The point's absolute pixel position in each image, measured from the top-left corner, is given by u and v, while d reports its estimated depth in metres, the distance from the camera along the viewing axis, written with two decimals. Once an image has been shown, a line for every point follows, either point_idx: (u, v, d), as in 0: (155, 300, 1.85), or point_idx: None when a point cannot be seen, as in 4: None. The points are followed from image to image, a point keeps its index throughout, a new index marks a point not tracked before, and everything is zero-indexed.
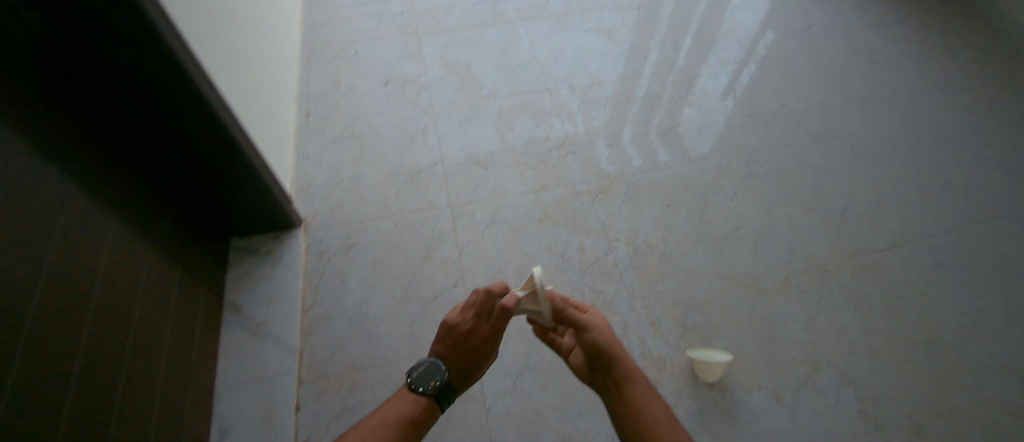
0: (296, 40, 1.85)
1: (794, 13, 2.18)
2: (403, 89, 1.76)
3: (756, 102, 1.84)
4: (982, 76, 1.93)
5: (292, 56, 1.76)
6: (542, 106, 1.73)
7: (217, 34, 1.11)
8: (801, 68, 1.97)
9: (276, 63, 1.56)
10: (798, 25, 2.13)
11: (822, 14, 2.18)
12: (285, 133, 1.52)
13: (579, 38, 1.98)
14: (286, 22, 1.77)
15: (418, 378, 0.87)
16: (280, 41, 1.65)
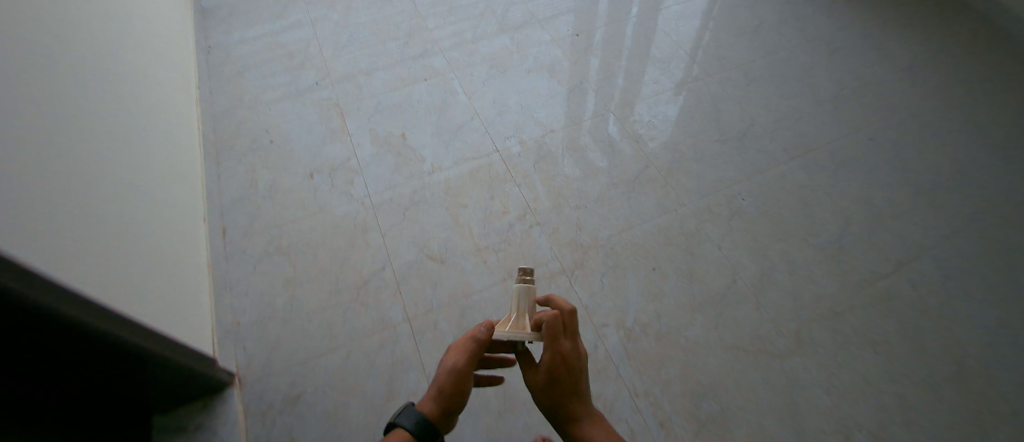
0: (192, 132, 1.54)
1: (740, 14, 2.05)
2: (333, 179, 1.50)
3: (721, 123, 1.69)
4: (936, 58, 1.88)
5: (188, 156, 1.44)
6: (494, 172, 1.52)
7: (78, 187, 0.81)
8: (760, 75, 1.84)
9: (163, 177, 1.25)
10: (745, 25, 2.01)
11: (768, 12, 2.06)
12: (189, 265, 1.22)
13: (521, 80, 1.77)
14: (174, 116, 1.45)
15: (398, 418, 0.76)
16: (172, 150, 1.34)
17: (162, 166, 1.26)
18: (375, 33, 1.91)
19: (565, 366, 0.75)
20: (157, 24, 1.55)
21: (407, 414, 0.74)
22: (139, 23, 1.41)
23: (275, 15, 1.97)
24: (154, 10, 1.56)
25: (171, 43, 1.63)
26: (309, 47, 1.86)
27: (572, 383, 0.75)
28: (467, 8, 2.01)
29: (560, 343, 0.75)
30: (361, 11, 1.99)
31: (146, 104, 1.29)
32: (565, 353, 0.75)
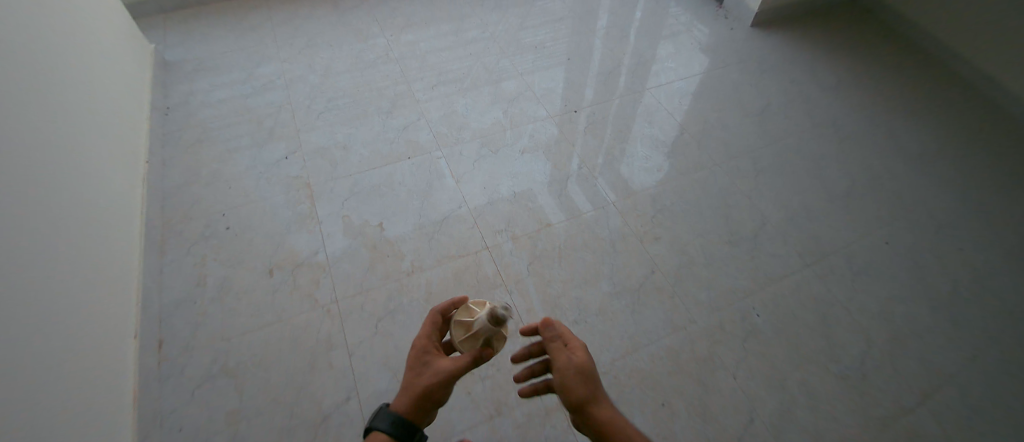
0: (131, 205, 1.27)
1: (741, 96, 2.00)
2: (296, 278, 1.28)
3: (731, 219, 1.56)
4: (944, 148, 1.81)
5: (119, 234, 1.17)
6: (482, 274, 1.34)
7: None
8: (768, 164, 1.75)
9: (68, 248, 0.95)
10: (749, 108, 1.95)
11: (770, 93, 2.02)
12: (96, 381, 0.93)
13: (513, 160, 1.63)
14: (102, 179, 1.18)
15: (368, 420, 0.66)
16: (105, 250, 1.09)
17: (67, 232, 0.97)
18: (356, 99, 1.76)
19: (575, 376, 0.69)
20: (92, 64, 1.29)
21: (382, 415, 0.65)
22: (57, 51, 1.14)
23: (246, 74, 1.80)
24: (90, 48, 1.31)
25: (117, 97, 1.38)
26: (281, 113, 1.68)
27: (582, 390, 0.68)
28: (457, 78, 1.90)
29: (560, 355, 0.71)
30: (342, 75, 1.84)
31: (52, 149, 1.00)
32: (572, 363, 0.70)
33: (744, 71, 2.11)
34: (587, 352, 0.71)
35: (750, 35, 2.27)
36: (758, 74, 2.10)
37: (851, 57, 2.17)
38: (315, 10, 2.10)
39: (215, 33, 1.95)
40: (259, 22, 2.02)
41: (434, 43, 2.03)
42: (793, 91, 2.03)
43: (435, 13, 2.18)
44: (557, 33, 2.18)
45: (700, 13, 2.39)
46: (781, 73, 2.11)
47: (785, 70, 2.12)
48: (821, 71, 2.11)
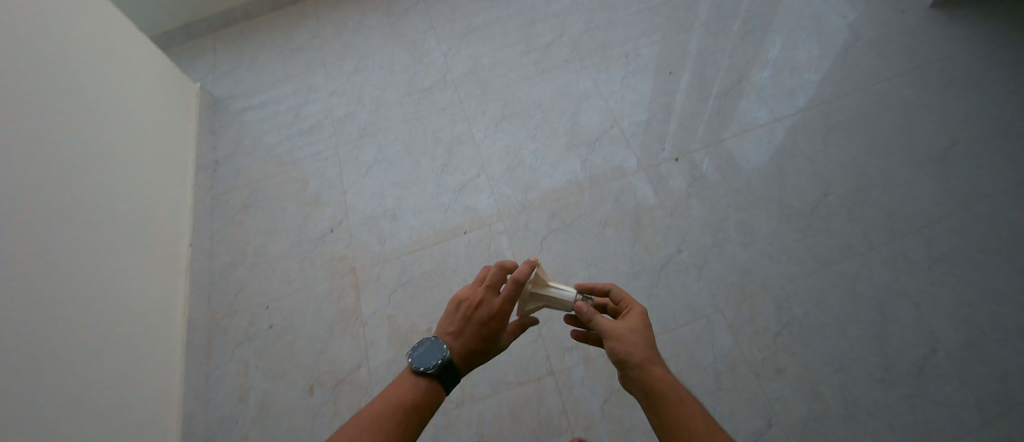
0: (169, 304, 1.21)
1: (928, 127, 1.38)
2: (336, 400, 1.12)
3: (888, 344, 1.16)
4: None
5: (151, 345, 1.10)
6: (545, 411, 1.10)
7: None
8: (955, 250, 1.23)
9: (110, 378, 0.97)
10: (937, 150, 1.35)
11: (975, 120, 1.38)
12: None
13: (591, 242, 1.29)
14: (126, 279, 1.10)
15: (418, 358, 0.68)
16: (155, 384, 1.08)
17: (75, 356, 0.90)
18: (407, 147, 1.50)
19: (625, 336, 0.68)
20: (97, 137, 1.15)
21: (441, 357, 0.68)
22: (33, 133, 0.97)
23: (293, 114, 1.63)
24: (99, 119, 1.17)
25: (150, 176, 1.30)
26: (326, 167, 1.49)
27: (627, 348, 0.65)
28: (524, 111, 1.51)
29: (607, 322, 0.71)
30: (392, 112, 1.58)
31: (22, 263, 0.86)
32: (614, 324, 0.68)
33: (925, 84, 1.45)
34: (636, 318, 0.71)
35: (936, 18, 1.55)
36: (945, 90, 1.43)
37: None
38: (365, 18, 1.83)
39: (265, 56, 1.80)
40: (307, 39, 1.82)
41: (498, 56, 1.64)
42: (1003, 118, 1.36)
43: (500, 9, 1.76)
44: (658, 32, 1.65)
45: None
46: (980, 84, 1.42)
47: (1010, 76, 1.42)
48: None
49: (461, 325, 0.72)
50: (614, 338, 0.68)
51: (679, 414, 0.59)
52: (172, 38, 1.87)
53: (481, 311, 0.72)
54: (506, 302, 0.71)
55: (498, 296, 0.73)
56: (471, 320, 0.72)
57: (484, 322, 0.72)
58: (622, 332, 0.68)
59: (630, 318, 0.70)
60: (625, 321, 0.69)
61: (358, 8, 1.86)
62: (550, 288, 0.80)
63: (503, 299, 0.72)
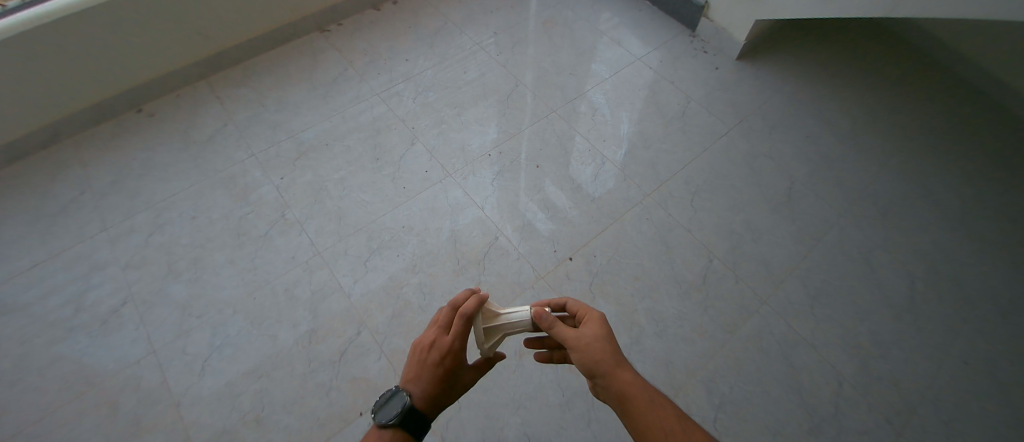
0: None
1: (762, 176, 1.59)
2: None
3: (811, 392, 1.19)
4: (993, 212, 1.52)
5: None
6: None
7: None
8: (822, 281, 1.37)
9: None
10: (777, 195, 1.54)
11: (789, 163, 1.63)
12: None
13: (510, 379, 1.12)
14: None
15: (380, 413, 0.62)
16: None
17: None
18: (254, 318, 1.16)
19: (591, 345, 0.63)
20: None
21: (404, 407, 0.63)
22: None
23: (67, 308, 1.15)
24: None
25: None
26: (142, 377, 1.08)
27: (593, 358, 0.61)
28: (395, 238, 1.31)
29: (568, 333, 0.66)
30: (222, 274, 1.21)
31: None
32: (577, 335, 0.64)
33: (750, 135, 1.69)
34: (600, 321, 0.66)
35: (737, 75, 1.88)
36: (769, 136, 1.69)
37: (851, 88, 1.83)
38: (152, 156, 1.36)
39: (3, 234, 1.22)
40: (63, 198, 1.28)
41: (345, 178, 1.39)
42: (810, 158, 1.64)
43: (333, 121, 1.50)
44: (506, 128, 1.63)
45: (673, 56, 1.96)
46: (788, 128, 1.72)
47: (798, 125, 1.72)
48: (830, 114, 1.76)
49: (421, 370, 0.68)
50: (579, 349, 0.64)
51: (655, 418, 0.55)
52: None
53: (439, 351, 0.68)
54: (462, 339, 0.67)
55: (454, 333, 0.69)
56: (432, 363, 0.68)
57: (443, 362, 0.68)
58: (586, 339, 0.64)
59: (591, 324, 0.66)
60: (588, 328, 0.64)
61: (137, 143, 1.38)
62: (501, 316, 0.75)
63: (460, 336, 0.68)
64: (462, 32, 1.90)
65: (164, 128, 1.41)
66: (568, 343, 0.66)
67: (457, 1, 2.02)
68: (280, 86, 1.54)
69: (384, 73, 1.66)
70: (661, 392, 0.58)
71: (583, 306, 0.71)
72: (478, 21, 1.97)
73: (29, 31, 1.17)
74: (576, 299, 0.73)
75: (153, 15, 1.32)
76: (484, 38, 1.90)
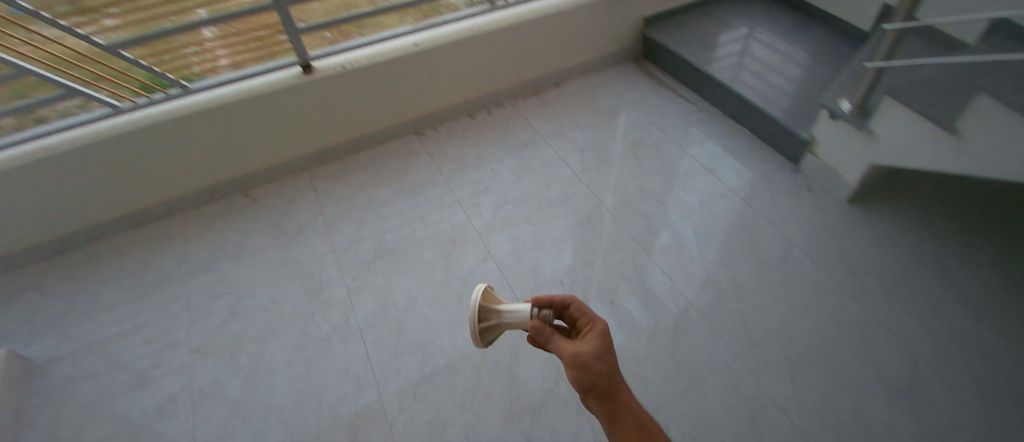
0: None
1: (882, 355, 1.32)
2: None
3: None
4: None
5: None
6: None
7: None
8: None
9: None
10: (902, 382, 1.26)
11: (918, 341, 1.35)
12: None
13: None
14: None
15: None
16: None
17: None
18: (294, 431, 1.10)
19: (585, 364, 0.70)
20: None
21: None
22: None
23: (132, 383, 1.17)
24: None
25: None
26: None
27: (586, 378, 0.69)
28: (450, 364, 1.23)
29: (564, 350, 0.73)
30: (277, 375, 1.19)
31: None
32: (573, 355, 0.71)
33: (860, 295, 1.46)
34: (594, 341, 0.73)
35: (850, 222, 1.67)
36: (890, 302, 1.44)
37: (987, 251, 1.54)
38: (249, 237, 1.46)
39: (105, 299, 1.31)
40: (165, 268, 1.39)
41: (414, 287, 1.38)
42: (947, 338, 1.34)
43: (415, 226, 1.53)
44: (580, 253, 1.55)
45: (773, 192, 1.80)
46: (905, 291, 1.47)
47: (928, 293, 1.45)
48: (971, 283, 1.47)
49: None
50: (574, 362, 0.71)
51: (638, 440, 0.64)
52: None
53: None
54: None
55: None
56: None
57: None
58: (580, 355, 0.71)
59: (587, 341, 0.74)
60: (584, 348, 0.72)
61: (239, 227, 1.48)
62: (505, 317, 0.87)
63: None
64: (549, 146, 1.92)
65: (263, 211, 1.52)
66: (562, 356, 0.73)
67: (547, 115, 2.07)
68: (373, 184, 1.64)
69: (468, 180, 1.73)
70: (643, 407, 0.68)
71: (588, 314, 0.82)
72: (566, 136, 1.98)
73: (189, 114, 1.37)
74: (582, 304, 0.83)
75: (279, 117, 1.52)
76: (570, 155, 1.89)
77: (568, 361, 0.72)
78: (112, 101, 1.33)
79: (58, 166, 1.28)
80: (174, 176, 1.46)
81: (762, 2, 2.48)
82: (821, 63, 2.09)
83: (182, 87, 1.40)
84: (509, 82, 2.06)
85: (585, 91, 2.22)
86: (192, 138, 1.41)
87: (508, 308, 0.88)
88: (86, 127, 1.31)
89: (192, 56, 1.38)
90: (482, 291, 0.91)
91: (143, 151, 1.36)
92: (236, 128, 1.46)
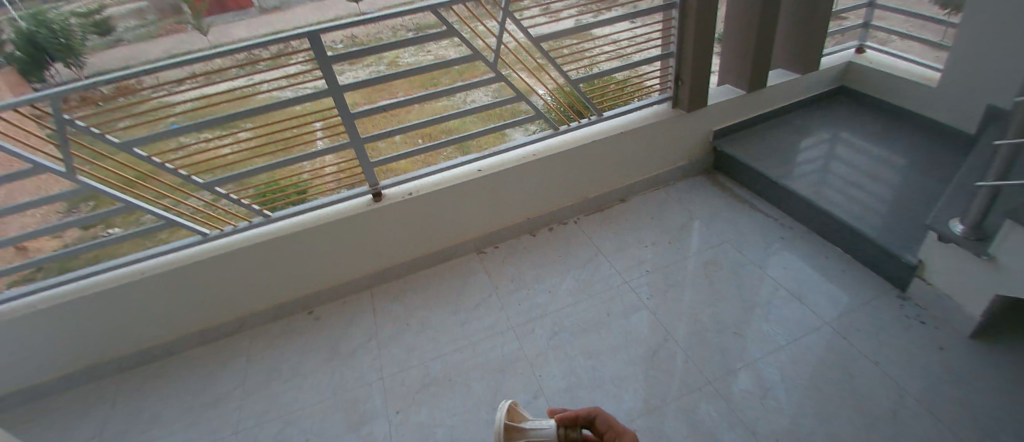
0: None
1: None
2: None
3: None
4: None
5: None
6: None
7: None
8: None
9: None
10: None
11: None
12: None
13: None
14: None
15: None
16: None
17: None
18: None
19: None
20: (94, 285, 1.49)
21: None
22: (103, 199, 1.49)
23: None
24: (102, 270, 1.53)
25: None
26: None
27: None
28: None
29: None
30: None
31: None
32: None
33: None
34: None
35: (1000, 366, 1.29)
36: None
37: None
38: (307, 358, 1.55)
39: (171, 416, 1.41)
40: (229, 388, 1.49)
41: (456, 425, 1.29)
42: None
43: (465, 352, 1.50)
44: (647, 395, 1.37)
45: (886, 322, 1.49)
46: None
47: None
48: None
49: None
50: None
51: None
52: (75, 382, 1.55)
53: None
54: None
55: None
56: None
57: None
58: None
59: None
60: None
61: (298, 345, 1.61)
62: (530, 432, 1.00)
63: None
64: (610, 265, 1.84)
65: (327, 331, 1.65)
66: None
67: (610, 231, 2.01)
68: (427, 306, 1.69)
69: (523, 302, 1.68)
70: None
71: (614, 425, 0.98)
72: (629, 255, 1.89)
73: (272, 238, 1.60)
74: (607, 416, 0.99)
75: (342, 240, 1.69)
76: (635, 277, 1.78)
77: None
78: (203, 229, 1.58)
79: (166, 281, 1.53)
80: (258, 293, 1.68)
81: (849, 110, 2.33)
82: (928, 173, 1.85)
83: (263, 215, 1.63)
84: (571, 200, 2.07)
85: (651, 206, 2.15)
86: (273, 257, 1.63)
87: (530, 424, 1.02)
88: (185, 249, 1.56)
89: (265, 191, 1.61)
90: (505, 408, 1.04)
91: (232, 268, 1.59)
92: (308, 251, 1.66)
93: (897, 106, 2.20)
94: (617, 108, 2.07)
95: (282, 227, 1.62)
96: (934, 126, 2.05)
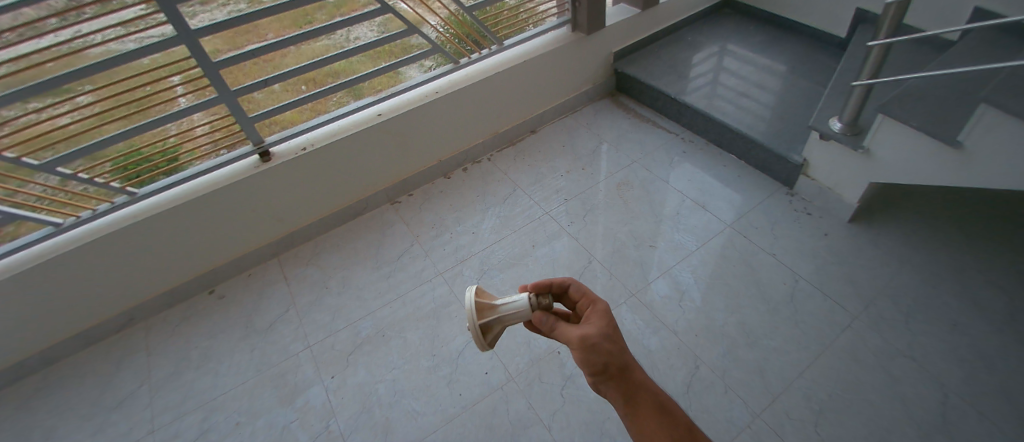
0: None
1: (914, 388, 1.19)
2: None
3: None
4: None
5: None
6: None
7: None
8: None
9: None
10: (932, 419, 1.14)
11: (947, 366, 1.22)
12: None
13: None
14: None
15: None
16: None
17: None
18: None
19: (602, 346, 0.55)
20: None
21: None
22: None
23: None
24: None
25: None
26: None
27: (601, 358, 0.54)
28: None
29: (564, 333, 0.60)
30: None
31: None
32: (579, 333, 0.57)
33: (876, 321, 1.33)
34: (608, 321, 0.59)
35: (853, 242, 1.55)
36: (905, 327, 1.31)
37: (1006, 258, 1.42)
38: (218, 341, 1.42)
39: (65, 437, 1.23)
40: (130, 392, 1.32)
41: (398, 378, 1.27)
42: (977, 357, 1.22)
43: (393, 306, 1.46)
44: None
45: (771, 217, 1.69)
46: (930, 314, 1.33)
47: (945, 309, 1.33)
48: (983, 291, 1.35)
49: None
50: (584, 347, 0.56)
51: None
52: None
53: None
54: None
55: None
56: None
57: None
58: (589, 333, 0.57)
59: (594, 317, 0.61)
60: (590, 325, 0.58)
61: (203, 329, 1.46)
62: (496, 309, 0.70)
63: None
64: (528, 197, 1.85)
65: (235, 309, 1.50)
66: (567, 331, 0.60)
67: (525, 164, 2.00)
68: (345, 265, 1.60)
69: (446, 247, 1.65)
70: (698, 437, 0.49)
71: (590, 295, 0.66)
72: (547, 186, 1.90)
73: (144, 219, 1.37)
74: (581, 284, 0.67)
75: (232, 209, 1.50)
76: (553, 206, 1.81)
77: (578, 347, 0.57)
78: (55, 219, 1.32)
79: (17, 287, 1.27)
80: (141, 282, 1.47)
81: (734, 22, 2.44)
82: (801, 78, 2.04)
83: (127, 194, 1.38)
84: (482, 135, 2.00)
85: (562, 134, 2.16)
86: (150, 239, 1.41)
87: (499, 300, 0.71)
88: (33, 246, 1.30)
89: (126, 168, 1.35)
90: (471, 290, 0.72)
91: (102, 258, 1.36)
92: (193, 227, 1.46)
93: (775, 15, 2.35)
94: (517, 36, 1.96)
95: (155, 205, 1.40)
96: (806, 33, 2.25)
